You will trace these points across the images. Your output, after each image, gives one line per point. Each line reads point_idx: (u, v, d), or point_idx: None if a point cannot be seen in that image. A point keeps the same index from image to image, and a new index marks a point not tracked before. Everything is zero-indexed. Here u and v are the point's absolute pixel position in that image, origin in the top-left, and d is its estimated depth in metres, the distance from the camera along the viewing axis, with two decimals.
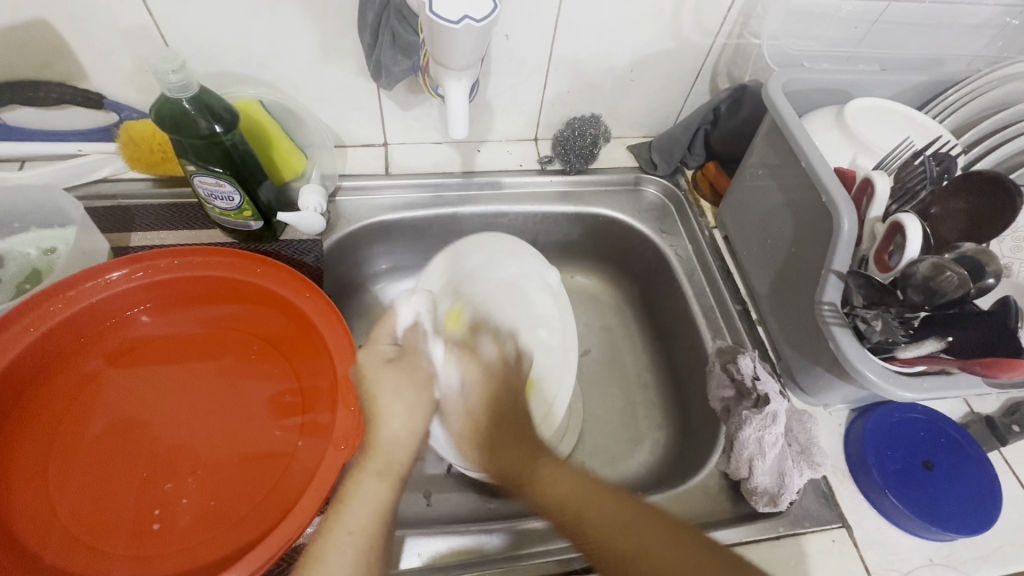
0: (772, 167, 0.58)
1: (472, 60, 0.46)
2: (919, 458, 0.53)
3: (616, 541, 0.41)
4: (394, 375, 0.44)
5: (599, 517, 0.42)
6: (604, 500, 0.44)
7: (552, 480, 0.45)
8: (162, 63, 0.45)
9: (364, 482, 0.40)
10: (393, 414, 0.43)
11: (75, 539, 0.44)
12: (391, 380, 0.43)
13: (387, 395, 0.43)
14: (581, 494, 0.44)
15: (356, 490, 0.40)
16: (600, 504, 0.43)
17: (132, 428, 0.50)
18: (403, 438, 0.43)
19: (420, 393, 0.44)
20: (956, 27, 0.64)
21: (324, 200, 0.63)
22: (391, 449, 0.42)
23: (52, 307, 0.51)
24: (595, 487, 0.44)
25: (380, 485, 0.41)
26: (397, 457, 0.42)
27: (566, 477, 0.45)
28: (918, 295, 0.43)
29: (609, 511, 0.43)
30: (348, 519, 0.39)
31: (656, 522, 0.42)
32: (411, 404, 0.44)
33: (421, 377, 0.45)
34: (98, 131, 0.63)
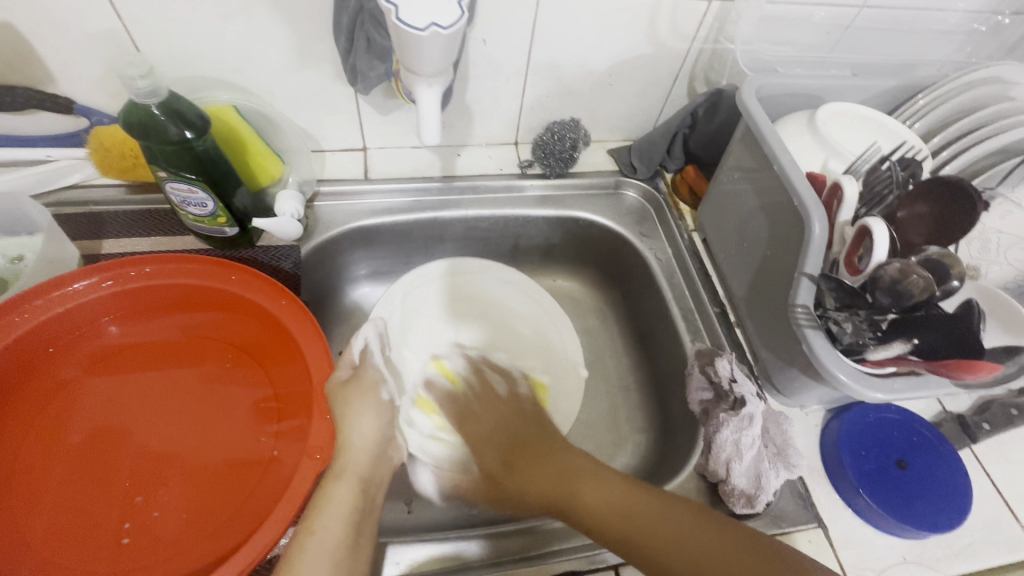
0: (747, 171, 0.59)
1: (442, 66, 0.46)
2: (892, 458, 0.54)
3: (639, 534, 0.44)
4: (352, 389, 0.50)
5: (641, 520, 0.45)
6: (644, 504, 0.46)
7: (591, 493, 0.48)
8: (129, 69, 0.44)
9: (331, 490, 0.45)
10: (358, 425, 0.48)
11: (46, 555, 0.43)
12: (353, 394, 0.49)
13: (352, 407, 0.49)
14: (616, 501, 0.47)
15: (325, 499, 0.44)
16: (645, 503, 0.46)
17: (103, 440, 0.49)
18: (365, 442, 0.48)
19: (375, 400, 0.51)
20: (926, 33, 0.66)
21: (302, 206, 0.62)
22: (352, 455, 0.47)
23: (17, 318, 0.49)
24: (631, 496, 0.47)
25: (347, 491, 0.45)
26: (362, 464, 0.47)
27: (608, 491, 0.48)
28: (887, 297, 0.44)
29: (633, 504, 0.46)
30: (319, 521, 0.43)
31: (676, 511, 0.45)
32: (375, 411, 0.50)
33: (367, 382, 0.51)
34: (67, 136, 0.61)
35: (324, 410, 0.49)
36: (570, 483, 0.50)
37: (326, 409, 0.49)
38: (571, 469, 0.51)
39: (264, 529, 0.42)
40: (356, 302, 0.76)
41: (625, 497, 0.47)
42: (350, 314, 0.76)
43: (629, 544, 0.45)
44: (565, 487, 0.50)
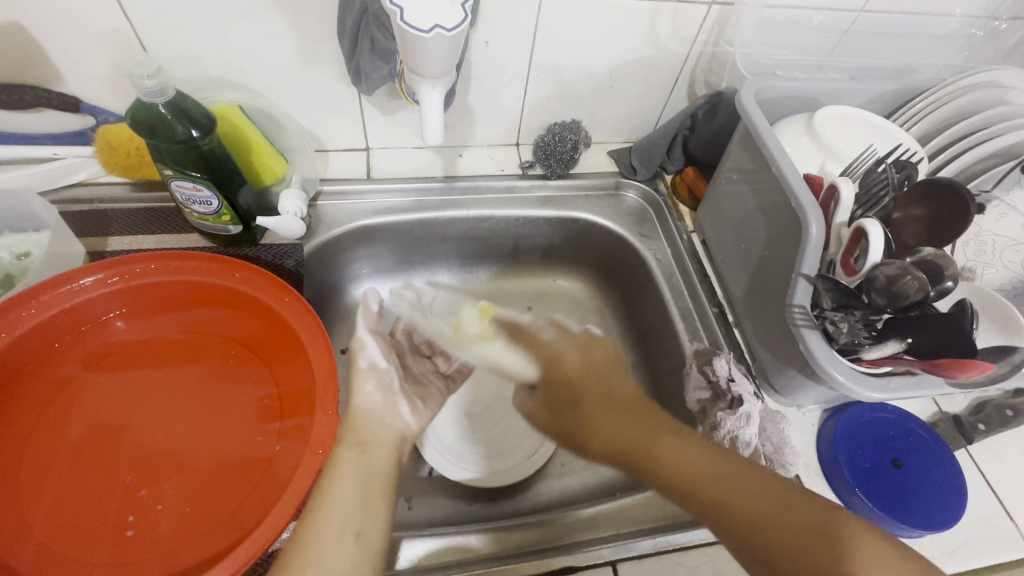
0: (746, 172, 0.60)
1: (446, 67, 0.47)
2: (887, 457, 0.55)
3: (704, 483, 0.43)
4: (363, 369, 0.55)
5: (737, 488, 0.42)
6: (740, 475, 0.42)
7: (670, 453, 0.45)
8: (137, 68, 0.45)
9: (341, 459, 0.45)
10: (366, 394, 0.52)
11: (49, 548, 0.43)
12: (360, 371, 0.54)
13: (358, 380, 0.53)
14: (706, 465, 0.44)
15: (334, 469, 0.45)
16: (740, 480, 0.42)
17: (108, 435, 0.50)
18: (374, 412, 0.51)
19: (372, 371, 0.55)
20: (923, 37, 0.66)
21: (304, 204, 0.63)
22: (362, 422, 0.50)
23: (24, 312, 0.49)
24: (722, 464, 0.43)
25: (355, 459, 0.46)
26: (369, 432, 0.49)
27: (690, 452, 0.45)
28: (882, 298, 0.44)
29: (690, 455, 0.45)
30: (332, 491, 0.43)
31: (764, 492, 0.41)
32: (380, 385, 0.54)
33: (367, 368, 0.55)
34: (73, 134, 0.62)
35: (326, 406, 0.49)
36: (651, 439, 0.47)
37: (329, 406, 0.49)
38: (664, 425, 0.48)
39: (268, 521, 0.43)
40: (358, 301, 0.77)
41: (713, 462, 0.44)
42: (352, 313, 0.76)
43: (717, 508, 0.42)
44: (644, 448, 0.47)
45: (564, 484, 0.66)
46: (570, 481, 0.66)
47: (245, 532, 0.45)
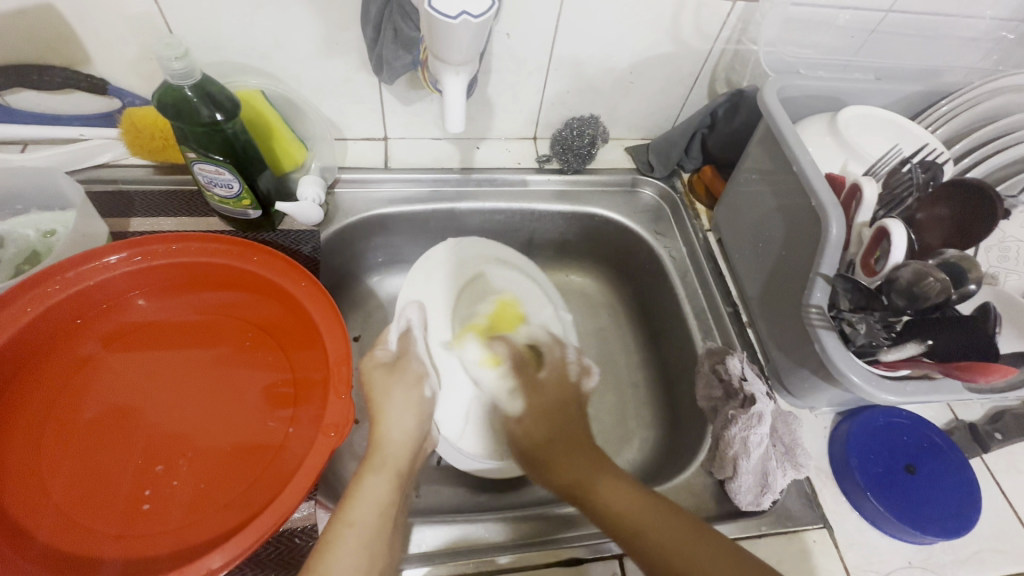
0: (766, 172, 0.59)
1: (470, 55, 0.47)
2: (901, 462, 0.54)
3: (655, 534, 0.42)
4: (388, 381, 0.53)
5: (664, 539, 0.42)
6: (682, 536, 0.42)
7: (613, 494, 0.46)
8: (165, 50, 0.45)
9: (368, 481, 0.46)
10: (393, 420, 0.50)
11: (67, 519, 0.44)
12: (394, 383, 0.53)
13: (386, 403, 0.51)
14: (641, 514, 0.44)
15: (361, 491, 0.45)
16: (667, 535, 0.42)
17: (126, 411, 0.50)
18: (400, 438, 0.50)
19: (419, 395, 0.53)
20: (951, 39, 0.65)
21: (323, 191, 0.64)
22: (388, 448, 0.49)
23: (50, 288, 0.51)
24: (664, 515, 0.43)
25: (382, 483, 0.46)
26: (399, 456, 0.49)
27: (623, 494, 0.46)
28: (902, 300, 0.44)
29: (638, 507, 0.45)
30: (351, 514, 0.43)
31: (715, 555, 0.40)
32: (407, 404, 0.52)
33: (411, 376, 0.54)
34: (100, 117, 0.63)
35: (340, 391, 0.50)
36: (592, 475, 0.49)
37: (343, 390, 0.50)
38: (609, 470, 0.49)
39: (279, 501, 0.44)
40: (371, 290, 0.78)
41: (666, 519, 0.43)
42: (365, 301, 0.77)
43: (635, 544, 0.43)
44: (586, 480, 0.48)
45: None
46: None
47: (255, 512, 0.46)
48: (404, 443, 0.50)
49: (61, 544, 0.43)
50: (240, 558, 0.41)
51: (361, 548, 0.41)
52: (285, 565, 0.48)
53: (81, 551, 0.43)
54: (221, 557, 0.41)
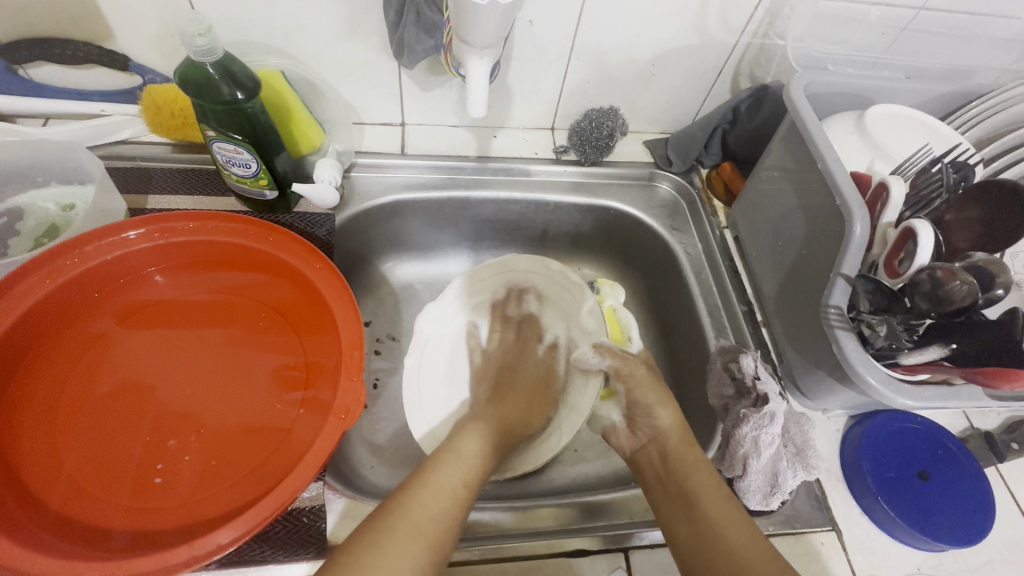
0: (788, 169, 0.58)
1: (495, 39, 0.47)
2: (914, 468, 0.53)
3: (713, 516, 0.45)
4: (527, 381, 0.62)
5: (711, 506, 0.46)
6: (726, 509, 0.46)
7: (695, 464, 0.50)
8: (189, 26, 0.45)
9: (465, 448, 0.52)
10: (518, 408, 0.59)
11: (80, 488, 0.45)
12: (524, 385, 0.62)
13: (521, 397, 0.61)
14: (708, 487, 0.47)
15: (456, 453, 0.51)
16: (719, 506, 0.46)
17: (141, 386, 0.51)
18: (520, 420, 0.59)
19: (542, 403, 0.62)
20: (984, 40, 0.62)
21: (339, 174, 0.64)
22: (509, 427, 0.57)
23: (68, 261, 0.51)
24: (720, 491, 0.47)
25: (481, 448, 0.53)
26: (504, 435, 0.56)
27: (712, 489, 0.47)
28: (925, 303, 0.43)
29: (717, 497, 0.47)
30: (460, 462, 0.50)
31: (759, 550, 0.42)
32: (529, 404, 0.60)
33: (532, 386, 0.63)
34: (120, 93, 0.63)
35: (351, 374, 0.50)
36: (683, 451, 0.52)
37: (355, 373, 0.50)
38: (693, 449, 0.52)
39: (289, 481, 0.44)
40: (383, 275, 0.78)
41: (718, 496, 0.47)
42: (376, 286, 0.77)
43: (689, 510, 0.47)
44: (679, 449, 0.52)
45: (578, 471, 0.66)
46: (584, 469, 0.66)
47: (264, 490, 0.46)
48: (512, 424, 0.58)
49: (72, 512, 0.44)
50: (248, 536, 0.42)
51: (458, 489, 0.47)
52: (290, 543, 0.48)
53: (93, 521, 0.44)
54: (230, 533, 0.41)
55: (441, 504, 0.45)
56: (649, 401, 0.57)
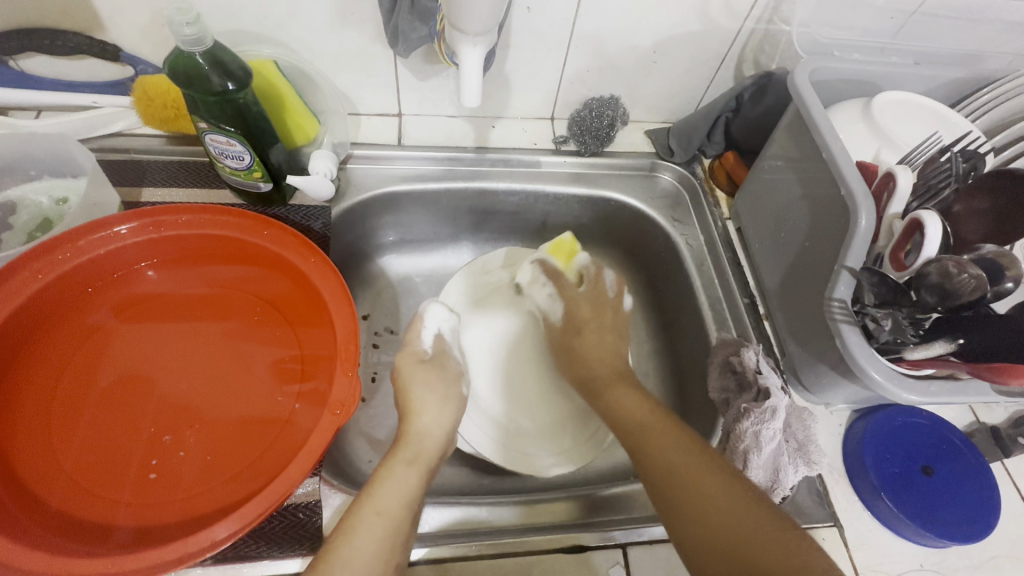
0: (792, 159, 0.57)
1: (490, 25, 0.46)
2: (917, 463, 0.52)
3: (673, 471, 0.45)
4: (425, 374, 0.55)
5: (654, 434, 0.48)
6: (668, 432, 0.48)
7: (619, 398, 0.54)
8: (177, 15, 0.44)
9: (397, 469, 0.47)
10: (425, 413, 0.53)
11: (79, 485, 0.45)
12: (420, 377, 0.54)
13: (425, 395, 0.53)
14: (641, 419, 0.50)
15: (390, 476, 0.47)
16: (668, 450, 0.47)
17: (139, 380, 0.51)
18: (432, 432, 0.52)
19: (443, 386, 0.55)
20: (997, 23, 0.60)
21: (335, 166, 0.63)
22: (420, 441, 0.51)
23: (60, 256, 0.51)
24: (658, 421, 0.50)
25: (409, 471, 0.48)
26: (428, 450, 0.51)
27: (671, 441, 0.47)
28: (931, 296, 0.42)
29: (675, 450, 0.47)
30: (376, 502, 0.44)
31: (730, 494, 0.42)
32: (440, 402, 0.54)
33: (450, 374, 0.56)
34: (112, 84, 0.63)
35: (347, 368, 0.49)
36: (607, 389, 0.55)
37: (350, 368, 0.49)
38: (626, 380, 0.56)
39: (286, 474, 0.44)
40: (381, 268, 0.77)
41: (658, 425, 0.49)
42: (374, 280, 0.76)
43: (635, 447, 0.49)
44: (603, 386, 0.56)
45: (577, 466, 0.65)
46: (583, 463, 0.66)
47: (261, 485, 0.46)
48: (439, 434, 0.52)
49: (70, 508, 0.44)
50: (245, 531, 0.41)
51: (381, 539, 0.42)
52: (286, 539, 0.48)
53: (93, 517, 0.44)
54: (227, 529, 0.41)
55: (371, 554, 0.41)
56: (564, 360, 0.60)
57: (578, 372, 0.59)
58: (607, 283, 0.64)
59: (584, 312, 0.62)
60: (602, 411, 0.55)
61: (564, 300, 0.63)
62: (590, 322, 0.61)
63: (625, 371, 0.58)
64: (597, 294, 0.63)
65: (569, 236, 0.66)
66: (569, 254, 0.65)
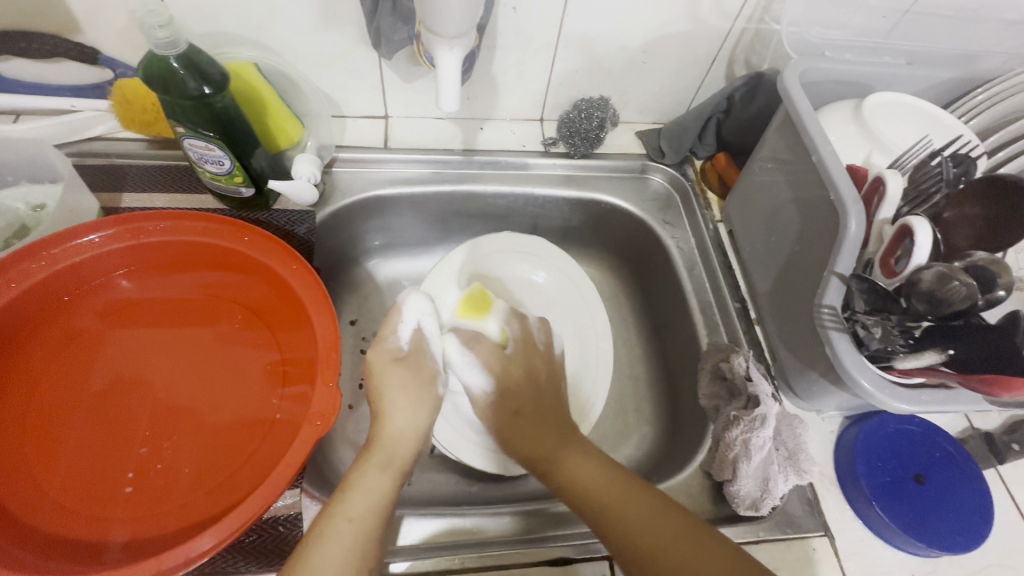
0: (782, 161, 0.56)
1: (466, 27, 0.44)
2: (910, 471, 0.52)
3: (608, 502, 0.46)
4: (400, 375, 0.53)
5: (619, 507, 0.45)
6: (631, 495, 0.46)
7: (574, 469, 0.49)
8: (149, 17, 0.43)
9: (369, 473, 0.46)
10: (397, 417, 0.51)
11: (55, 500, 0.44)
12: (395, 378, 0.53)
13: (397, 400, 0.52)
14: (603, 486, 0.47)
15: (362, 480, 0.46)
16: (589, 476, 0.48)
17: (119, 390, 0.50)
18: (407, 435, 0.51)
19: (416, 393, 0.53)
20: (991, 22, 0.58)
21: (318, 170, 0.62)
22: (394, 445, 0.50)
23: (35, 264, 0.50)
24: (617, 480, 0.48)
25: (382, 475, 0.47)
26: (401, 454, 0.50)
27: (590, 468, 0.49)
28: (922, 304, 0.41)
29: (601, 478, 0.48)
30: (349, 509, 0.43)
31: (685, 543, 0.42)
32: (414, 406, 0.53)
33: (426, 375, 0.54)
34: (91, 87, 0.61)
35: (327, 377, 0.48)
36: (558, 453, 0.52)
37: (331, 375, 0.48)
38: (573, 445, 0.52)
39: (265, 486, 0.43)
40: (369, 272, 0.76)
41: (623, 489, 0.46)
42: (362, 284, 0.75)
43: (600, 521, 0.45)
44: (551, 456, 0.52)
45: None
46: None
47: (246, 493, 0.45)
48: (415, 436, 0.52)
49: (53, 525, 0.43)
50: (222, 546, 0.40)
51: (354, 546, 0.41)
52: (267, 553, 0.47)
53: (70, 533, 0.43)
54: (210, 540, 0.40)
55: (342, 562, 0.40)
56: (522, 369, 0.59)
57: (526, 453, 0.54)
58: (535, 335, 0.62)
59: (518, 383, 0.58)
60: (549, 482, 0.51)
61: (501, 362, 0.58)
62: (526, 407, 0.56)
63: (570, 431, 0.55)
64: (528, 351, 0.61)
65: (478, 290, 0.64)
66: (482, 308, 0.62)
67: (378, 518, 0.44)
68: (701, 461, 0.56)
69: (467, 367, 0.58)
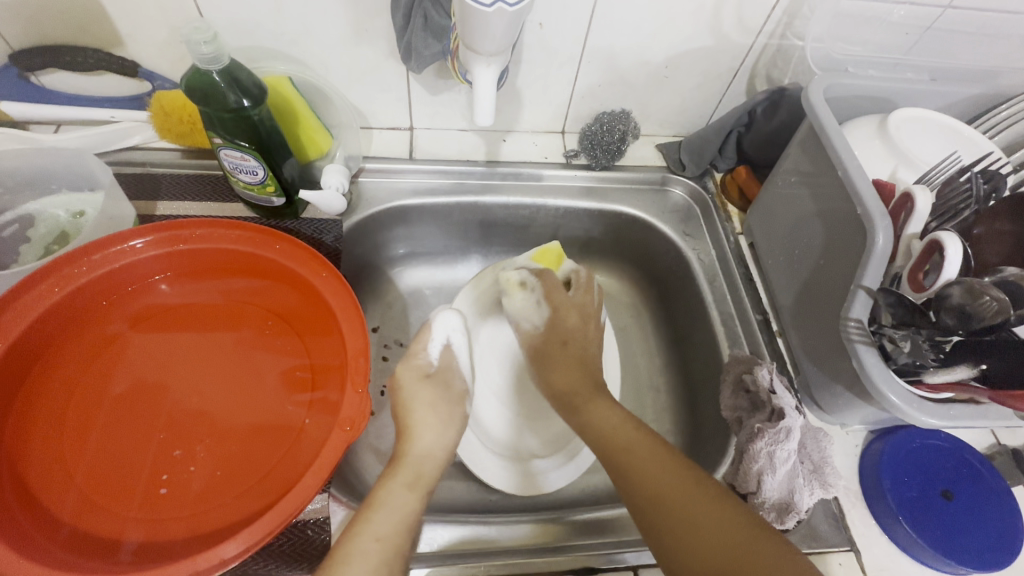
0: (806, 175, 0.56)
1: (503, 45, 0.46)
2: (937, 487, 0.51)
3: (621, 444, 0.46)
4: (427, 395, 0.51)
5: (635, 454, 0.45)
6: (640, 445, 0.45)
7: (598, 415, 0.50)
8: (194, 34, 0.45)
9: (395, 491, 0.44)
10: (425, 434, 0.49)
11: (88, 498, 0.45)
12: (424, 397, 0.51)
13: (421, 415, 0.50)
14: (623, 438, 0.47)
15: (386, 498, 0.43)
16: (612, 422, 0.49)
17: (151, 392, 0.51)
18: (433, 453, 0.48)
19: (445, 410, 0.51)
20: (1014, 38, 0.59)
21: (347, 180, 0.63)
22: (420, 464, 0.47)
23: (77, 269, 0.51)
24: (633, 430, 0.47)
25: (409, 495, 0.44)
26: (427, 472, 0.47)
27: (608, 414, 0.50)
28: (952, 318, 0.41)
29: (619, 426, 0.48)
30: (376, 527, 0.41)
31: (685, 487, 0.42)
32: (442, 423, 0.50)
33: (454, 394, 0.53)
34: (130, 99, 0.63)
35: (357, 384, 0.49)
36: (586, 403, 0.52)
37: (360, 383, 0.49)
38: (602, 394, 0.53)
39: (294, 491, 0.43)
40: (391, 280, 0.77)
41: (640, 439, 0.46)
42: (384, 292, 0.76)
43: (617, 468, 0.45)
44: (582, 401, 0.52)
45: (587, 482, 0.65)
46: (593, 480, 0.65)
47: (271, 500, 0.46)
48: (440, 457, 0.49)
49: (81, 522, 0.44)
50: (254, 548, 0.41)
51: (380, 564, 0.39)
52: (295, 557, 0.48)
53: (104, 531, 0.44)
54: (236, 546, 0.41)
55: None
56: (544, 364, 0.57)
57: (554, 383, 0.56)
58: (594, 287, 0.63)
59: (571, 322, 0.59)
60: (578, 425, 0.51)
61: (552, 306, 0.59)
62: (573, 342, 0.58)
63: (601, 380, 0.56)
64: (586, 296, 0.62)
65: (558, 247, 0.63)
66: (557, 260, 0.63)
67: (404, 537, 0.41)
68: (724, 473, 0.55)
69: (525, 305, 0.60)
